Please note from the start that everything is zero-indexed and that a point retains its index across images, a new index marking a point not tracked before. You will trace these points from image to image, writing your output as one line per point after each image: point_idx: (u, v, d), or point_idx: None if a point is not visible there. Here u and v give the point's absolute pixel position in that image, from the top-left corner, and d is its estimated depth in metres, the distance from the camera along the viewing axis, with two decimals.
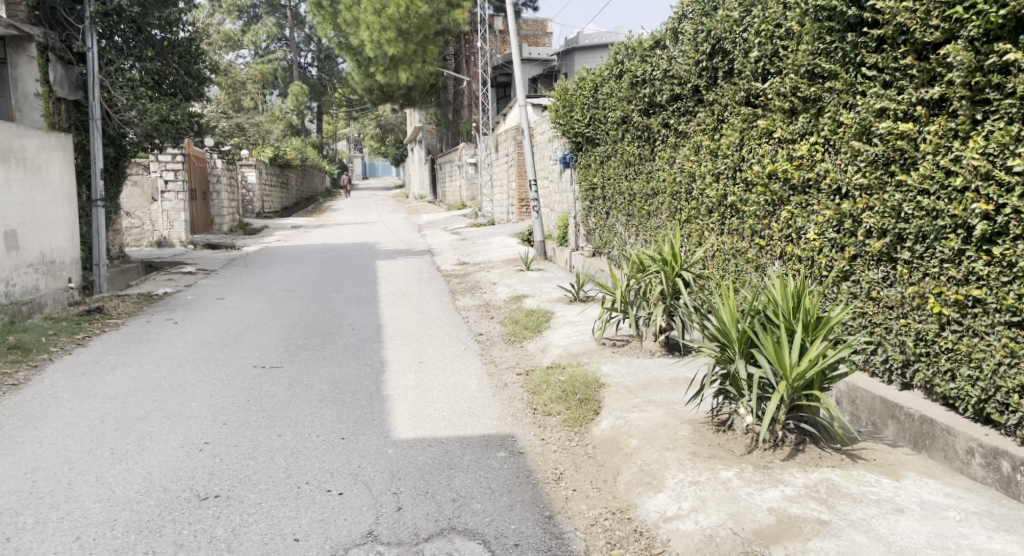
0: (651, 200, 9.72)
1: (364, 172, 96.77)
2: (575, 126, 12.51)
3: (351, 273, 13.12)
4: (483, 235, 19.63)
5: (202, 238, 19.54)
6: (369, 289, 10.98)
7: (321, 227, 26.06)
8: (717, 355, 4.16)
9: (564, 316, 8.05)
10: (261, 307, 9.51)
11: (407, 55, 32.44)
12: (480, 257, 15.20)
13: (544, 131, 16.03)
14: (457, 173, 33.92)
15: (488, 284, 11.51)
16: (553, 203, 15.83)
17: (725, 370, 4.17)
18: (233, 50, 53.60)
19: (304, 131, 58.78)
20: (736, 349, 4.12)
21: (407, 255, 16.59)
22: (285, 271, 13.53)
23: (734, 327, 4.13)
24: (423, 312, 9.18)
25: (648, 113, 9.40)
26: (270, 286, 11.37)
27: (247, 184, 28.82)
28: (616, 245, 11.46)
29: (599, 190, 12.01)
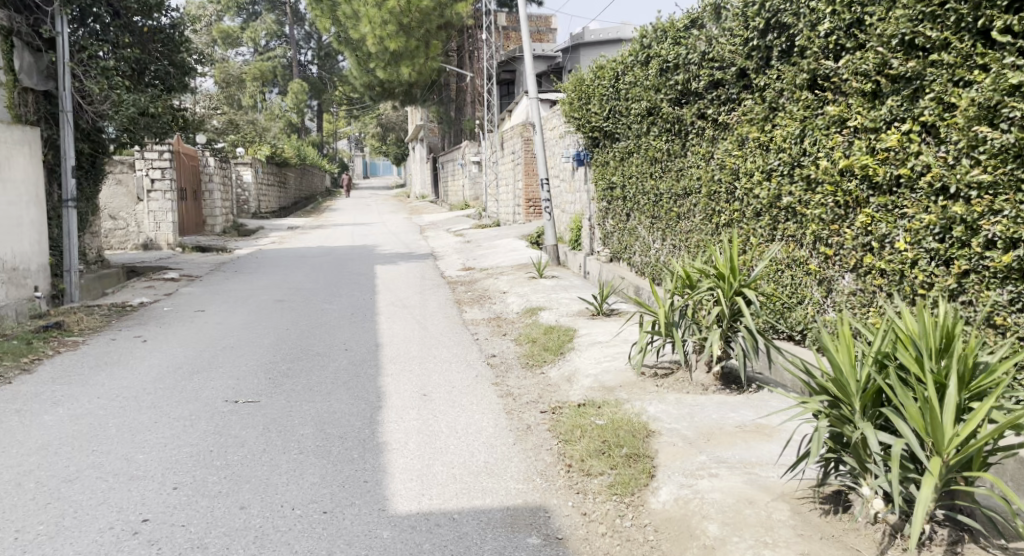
0: (682, 201, 8.71)
1: (365, 171, 95.72)
2: (592, 119, 11.49)
3: (349, 280, 12.11)
4: (488, 237, 18.61)
5: (191, 240, 18.53)
6: (367, 299, 9.96)
7: (318, 228, 25.04)
8: (832, 412, 3.39)
9: (589, 334, 7.04)
10: (244, 321, 8.49)
11: (408, 50, 31.43)
12: (487, 261, 14.20)
13: (555, 126, 15.01)
14: (460, 172, 32.88)
15: (498, 293, 10.50)
16: (565, 203, 14.81)
17: (841, 434, 3.39)
18: (232, 47, 52.62)
19: (304, 129, 57.74)
20: (858, 406, 3.34)
21: (409, 258, 15.58)
22: (277, 277, 12.53)
23: (855, 380, 3.36)
24: (427, 327, 8.17)
25: (679, 102, 8.38)
26: (257, 295, 10.35)
27: (241, 183, 27.80)
28: (639, 251, 10.46)
29: (619, 190, 11.00)
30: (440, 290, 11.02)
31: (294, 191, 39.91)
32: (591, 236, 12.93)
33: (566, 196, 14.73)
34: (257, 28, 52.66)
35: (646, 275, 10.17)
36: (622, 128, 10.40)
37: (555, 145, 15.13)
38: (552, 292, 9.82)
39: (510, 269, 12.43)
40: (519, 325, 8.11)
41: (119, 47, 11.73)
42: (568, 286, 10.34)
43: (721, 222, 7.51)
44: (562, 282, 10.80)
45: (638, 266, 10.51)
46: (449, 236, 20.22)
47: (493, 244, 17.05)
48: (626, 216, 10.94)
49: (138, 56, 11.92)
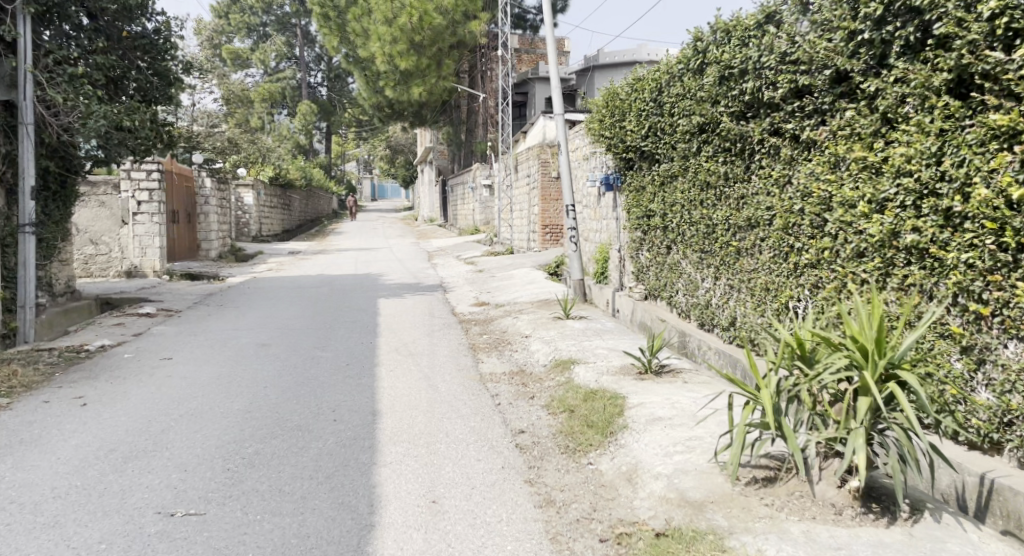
0: (744, 234, 7.26)
1: (373, 193, 94.62)
2: (626, 138, 10.07)
3: (347, 317, 10.71)
4: (501, 266, 17.19)
5: (180, 266, 17.13)
6: (365, 343, 8.53)
7: (321, 254, 23.66)
8: None
9: (641, 401, 5.59)
10: (216, 373, 7.07)
11: (419, 70, 30.21)
12: (503, 295, 12.78)
13: (580, 147, 13.61)
14: (470, 196, 31.52)
15: (519, 336, 9.04)
16: (589, 232, 13.38)
17: None
18: (241, 68, 51.66)
19: (311, 151, 56.60)
20: None
21: (416, 290, 14.16)
22: (266, 312, 11.12)
23: None
24: (436, 386, 6.75)
25: (745, 114, 6.94)
26: (239, 337, 8.95)
27: (242, 206, 26.50)
28: (682, 290, 9.05)
29: (658, 218, 9.57)
30: (451, 331, 9.58)
31: (298, 213, 38.60)
32: (622, 268, 11.51)
33: (591, 224, 13.31)
34: (266, 48, 51.68)
35: (692, 319, 8.77)
36: (665, 145, 8.94)
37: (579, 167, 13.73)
38: (583, 337, 8.38)
39: (530, 306, 11.00)
40: (550, 383, 6.66)
41: (93, 53, 10.35)
42: (601, 331, 8.89)
43: (805, 263, 6.07)
44: (592, 323, 9.37)
45: (681, 308, 9.09)
46: (459, 264, 18.81)
47: (507, 275, 15.62)
48: (667, 249, 9.50)
49: (114, 64, 10.54)
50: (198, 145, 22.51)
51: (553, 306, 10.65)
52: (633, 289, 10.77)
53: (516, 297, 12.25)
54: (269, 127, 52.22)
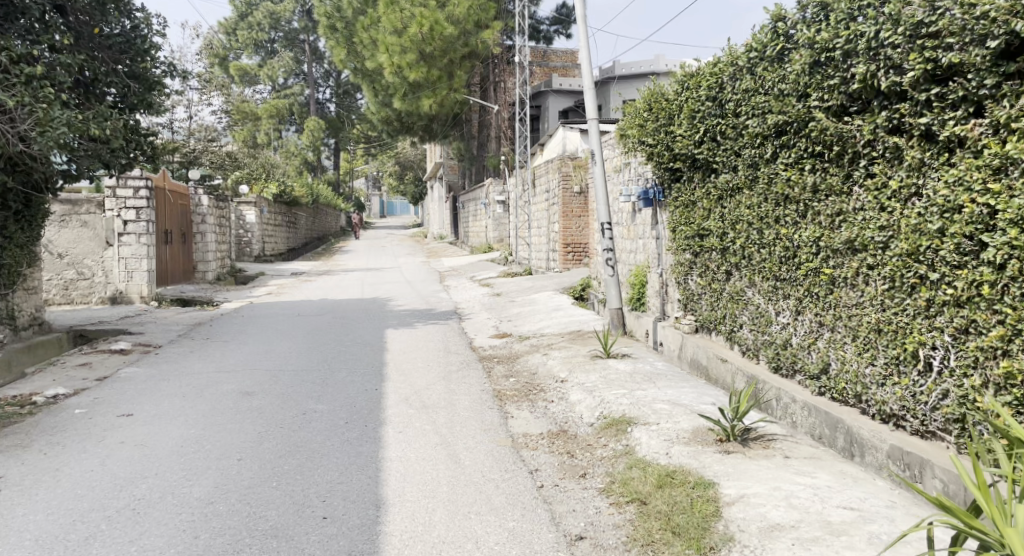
0: (841, 260, 5.86)
1: (383, 210, 93.45)
2: (675, 144, 8.63)
3: (350, 352, 9.29)
4: (521, 289, 15.73)
5: (171, 292, 15.74)
6: (370, 391, 7.13)
7: (326, 275, 22.26)
8: None
9: (742, 493, 4.15)
10: (183, 436, 5.67)
11: (429, 81, 28.89)
12: (527, 324, 11.36)
13: (611, 158, 12.19)
14: (483, 213, 30.12)
15: (554, 380, 7.60)
16: (623, 252, 11.94)
17: None
18: (248, 84, 50.53)
19: (319, 167, 55.31)
20: None
21: (428, 318, 12.73)
22: (259, 346, 9.73)
23: None
24: (459, 454, 5.34)
25: (849, 109, 5.53)
26: (221, 381, 7.56)
27: (244, 224, 25.17)
28: (748, 324, 7.61)
29: (715, 239, 8.12)
30: (472, 372, 8.16)
31: (305, 232, 37.30)
32: (666, 294, 10.09)
33: (625, 243, 11.87)
34: (274, 64, 50.48)
35: (762, 360, 7.37)
36: (729, 150, 7.50)
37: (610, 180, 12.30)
38: (634, 382, 6.94)
39: (561, 339, 9.56)
40: (603, 454, 5.23)
41: (58, 51, 8.94)
42: (653, 373, 7.44)
43: (943, 300, 4.69)
44: (639, 362, 7.94)
45: (746, 346, 7.67)
46: (474, 286, 17.37)
47: (529, 299, 14.16)
48: (727, 273, 8.06)
49: (84, 64, 9.14)
50: (195, 161, 21.13)
51: (590, 340, 9.22)
52: (680, 319, 9.36)
53: (542, 328, 10.83)
54: (276, 144, 50.97)
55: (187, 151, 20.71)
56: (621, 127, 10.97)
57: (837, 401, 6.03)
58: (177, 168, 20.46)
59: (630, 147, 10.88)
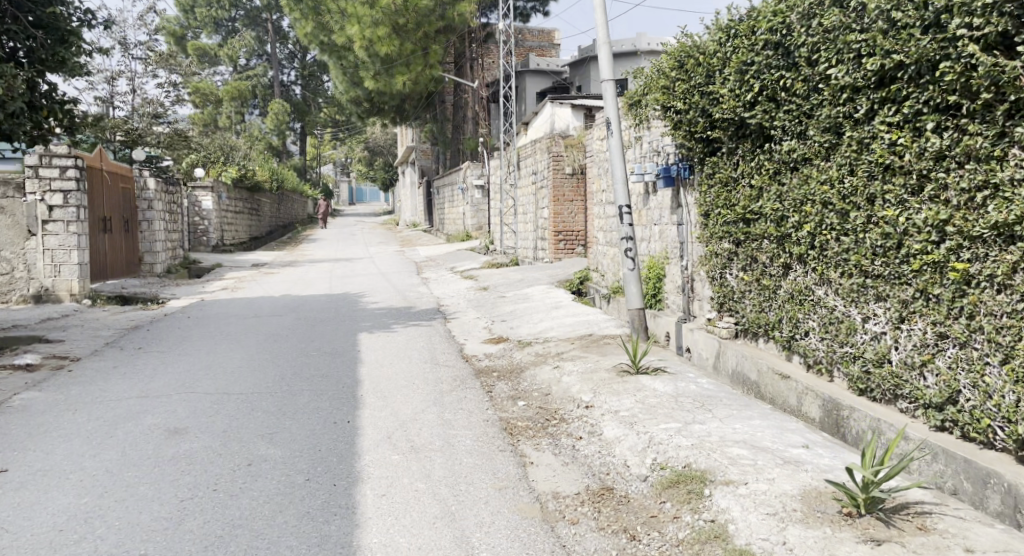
0: (985, 249, 4.33)
1: (351, 198, 91.17)
2: (715, 108, 7.02)
3: (314, 367, 7.58)
4: (509, 282, 14.19)
5: (109, 290, 13.92)
6: (339, 427, 5.46)
7: (289, 267, 20.53)
8: None
9: None
10: (69, 506, 3.97)
11: (402, 57, 27.24)
12: (525, 325, 9.76)
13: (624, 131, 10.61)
14: (460, 199, 28.50)
15: (576, 403, 6.02)
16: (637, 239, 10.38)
17: None
18: (209, 66, 48.31)
19: (284, 152, 53.19)
20: None
21: (407, 318, 11.10)
22: (202, 358, 7.96)
23: None
24: (470, 537, 3.73)
25: (1016, 38, 4.11)
26: (141, 414, 5.79)
27: (200, 211, 23.40)
28: (818, 331, 6.01)
29: (770, 223, 6.52)
30: (470, 393, 6.54)
31: (268, 221, 35.40)
32: (695, 291, 8.51)
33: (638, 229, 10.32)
34: (236, 44, 48.26)
35: (840, 378, 5.77)
36: (797, 110, 5.93)
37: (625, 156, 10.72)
38: (684, 410, 5.36)
39: (572, 346, 7.97)
40: (682, 536, 3.70)
41: None
42: (703, 395, 5.85)
43: None
44: (680, 378, 6.36)
45: (816, 357, 6.04)
46: (456, 279, 15.78)
47: (521, 294, 12.59)
48: (784, 268, 6.47)
49: None
50: (144, 142, 19.21)
51: (610, 348, 7.63)
52: (715, 321, 7.79)
53: (546, 330, 9.21)
54: (239, 128, 48.75)
55: (134, 131, 18.79)
56: (642, 90, 9.32)
57: (973, 443, 4.48)
58: (121, 148, 18.56)
59: (654, 113, 9.28)
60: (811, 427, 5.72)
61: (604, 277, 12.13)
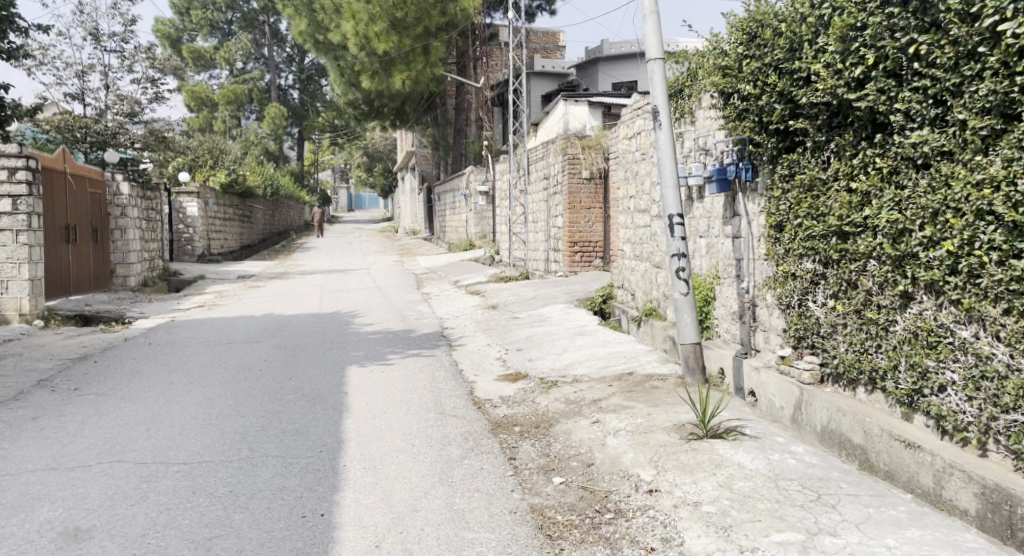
0: None
1: (350, 204, 89.80)
2: (803, 91, 5.46)
3: (285, 422, 6.01)
4: (522, 300, 12.71)
5: (69, 310, 12.54)
6: (307, 531, 3.96)
7: (280, 278, 19.09)
8: None
9: None
10: None
11: (401, 55, 25.81)
12: (547, 358, 8.24)
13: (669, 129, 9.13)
14: (462, 206, 27.02)
15: (633, 483, 4.46)
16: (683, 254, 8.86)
17: None
18: (205, 70, 47.03)
19: (281, 158, 51.75)
20: None
21: (405, 344, 9.60)
22: (149, 408, 6.42)
23: None
24: None
25: None
26: (37, 506, 4.26)
27: (185, 218, 22.41)
28: (960, 385, 4.39)
29: (881, 238, 4.95)
30: (487, 466, 4.99)
31: (262, 229, 34.08)
32: (761, 319, 6.95)
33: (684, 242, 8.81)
34: (232, 47, 46.82)
35: (1000, 455, 4.19)
36: (935, 87, 4.35)
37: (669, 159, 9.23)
38: (795, 506, 3.84)
39: (611, 391, 6.44)
40: None
41: None
42: (809, 476, 4.28)
43: None
44: (768, 443, 4.78)
45: (958, 422, 4.43)
46: (461, 294, 14.32)
47: (536, 316, 11.07)
48: (901, 301, 4.85)
49: None
50: (118, 143, 17.78)
51: (660, 397, 6.08)
52: (791, 360, 6.21)
53: (575, 367, 7.67)
54: (235, 133, 47.32)
55: (107, 130, 17.49)
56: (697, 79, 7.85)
57: None
58: (92, 148, 17.20)
59: (709, 106, 7.77)
60: (962, 521, 4.15)
61: (634, 296, 10.63)
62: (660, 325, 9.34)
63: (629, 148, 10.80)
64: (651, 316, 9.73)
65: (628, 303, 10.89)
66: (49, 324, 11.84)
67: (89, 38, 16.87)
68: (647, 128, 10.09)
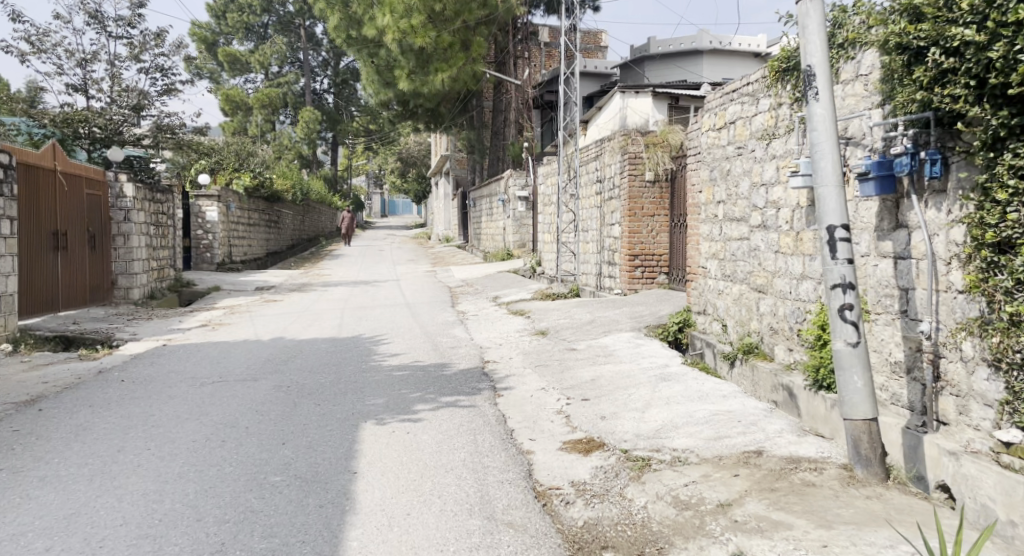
0: None
1: (383, 209, 88.53)
2: None
3: (258, 538, 4.01)
4: (577, 325, 10.66)
5: (50, 331, 10.68)
6: None
7: (300, 291, 17.23)
8: None
9: None
10: None
11: (438, 49, 23.92)
12: (628, 417, 6.18)
13: (787, 114, 7.03)
14: (500, 211, 24.97)
15: None
16: (807, 276, 6.73)
17: None
18: (240, 74, 45.67)
19: (314, 163, 50.24)
20: None
21: (439, 385, 7.61)
22: (71, 499, 4.47)
23: None
24: None
25: None
26: None
27: (203, 223, 20.69)
28: None
29: None
30: None
31: (291, 234, 32.43)
32: (951, 378, 4.83)
33: (809, 258, 6.69)
34: (268, 50, 45.20)
35: None
36: None
37: (784, 152, 7.11)
38: None
39: (742, 487, 4.38)
40: None
41: None
42: None
43: None
44: None
45: None
46: (504, 315, 12.29)
47: (598, 348, 8.99)
48: None
49: None
50: (126, 140, 15.54)
51: (826, 510, 4.01)
52: None
53: (672, 436, 5.59)
54: (268, 137, 45.80)
55: (113, 124, 15.22)
56: (847, 40, 5.73)
57: None
58: (95, 146, 15.11)
59: (865, 77, 5.63)
60: None
61: (723, 326, 8.54)
62: (766, 367, 7.22)
63: (718, 141, 8.68)
64: (751, 355, 7.62)
65: (713, 334, 8.80)
66: (19, 348, 9.94)
67: (94, 23, 15.10)
68: (745, 115, 8.00)
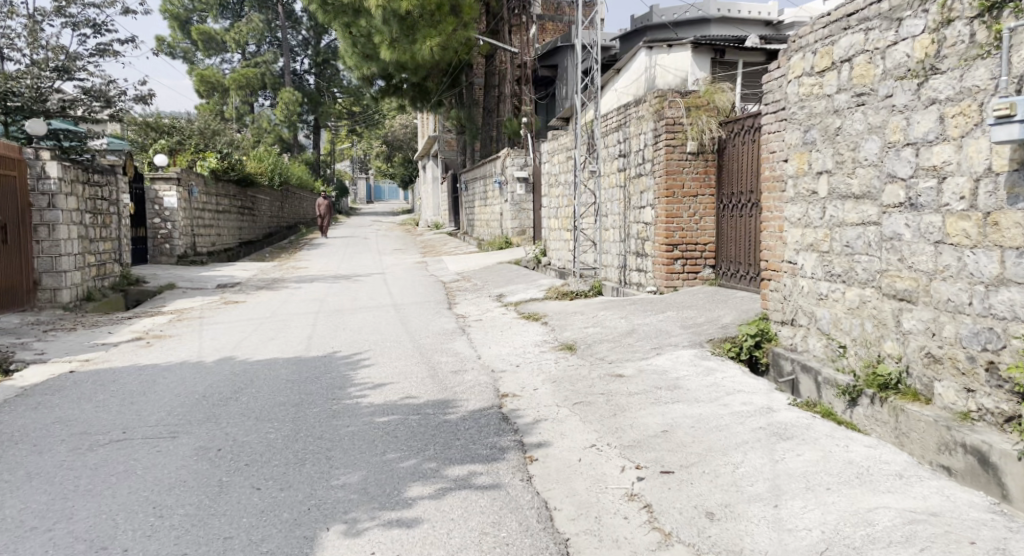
0: None
1: (368, 194, 85.32)
2: None
3: None
4: (615, 336, 8.27)
5: None
6: None
7: (269, 289, 14.74)
8: None
9: None
10: None
11: (427, 13, 21.33)
12: (756, 516, 3.84)
13: (964, 34, 4.75)
14: (496, 194, 22.49)
15: None
16: (1008, 281, 4.41)
17: None
18: (215, 54, 42.70)
19: (296, 146, 47.39)
20: None
21: (445, 441, 5.21)
22: None
23: None
24: None
25: None
26: None
27: (161, 211, 18.22)
28: None
29: None
30: None
31: (267, 222, 29.83)
32: None
33: (1013, 253, 4.37)
34: (243, 27, 42.18)
35: None
36: None
37: (958, 92, 4.79)
38: None
39: None
40: None
41: None
42: None
43: None
44: None
45: None
46: (515, 321, 9.90)
47: (655, 375, 6.59)
48: None
49: None
50: (52, 110, 13.00)
51: None
52: None
53: None
54: (246, 120, 42.96)
55: (34, 90, 12.69)
56: None
57: None
58: (12, 117, 12.64)
59: None
60: None
61: (833, 346, 6.18)
62: (926, 414, 4.88)
63: (823, 89, 6.32)
64: (893, 394, 5.28)
65: (814, 355, 6.43)
66: None
67: None
68: (874, 46, 5.63)
